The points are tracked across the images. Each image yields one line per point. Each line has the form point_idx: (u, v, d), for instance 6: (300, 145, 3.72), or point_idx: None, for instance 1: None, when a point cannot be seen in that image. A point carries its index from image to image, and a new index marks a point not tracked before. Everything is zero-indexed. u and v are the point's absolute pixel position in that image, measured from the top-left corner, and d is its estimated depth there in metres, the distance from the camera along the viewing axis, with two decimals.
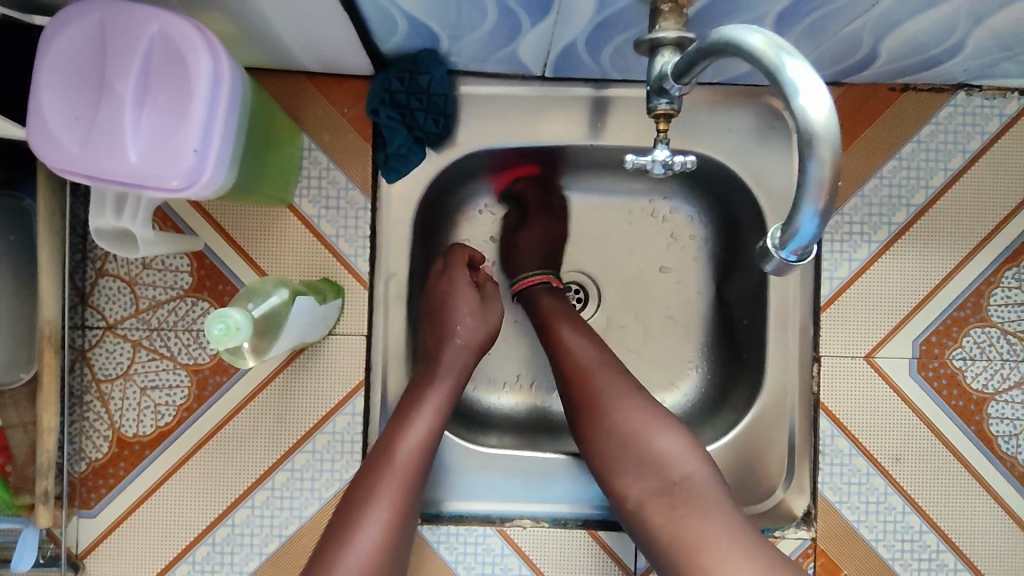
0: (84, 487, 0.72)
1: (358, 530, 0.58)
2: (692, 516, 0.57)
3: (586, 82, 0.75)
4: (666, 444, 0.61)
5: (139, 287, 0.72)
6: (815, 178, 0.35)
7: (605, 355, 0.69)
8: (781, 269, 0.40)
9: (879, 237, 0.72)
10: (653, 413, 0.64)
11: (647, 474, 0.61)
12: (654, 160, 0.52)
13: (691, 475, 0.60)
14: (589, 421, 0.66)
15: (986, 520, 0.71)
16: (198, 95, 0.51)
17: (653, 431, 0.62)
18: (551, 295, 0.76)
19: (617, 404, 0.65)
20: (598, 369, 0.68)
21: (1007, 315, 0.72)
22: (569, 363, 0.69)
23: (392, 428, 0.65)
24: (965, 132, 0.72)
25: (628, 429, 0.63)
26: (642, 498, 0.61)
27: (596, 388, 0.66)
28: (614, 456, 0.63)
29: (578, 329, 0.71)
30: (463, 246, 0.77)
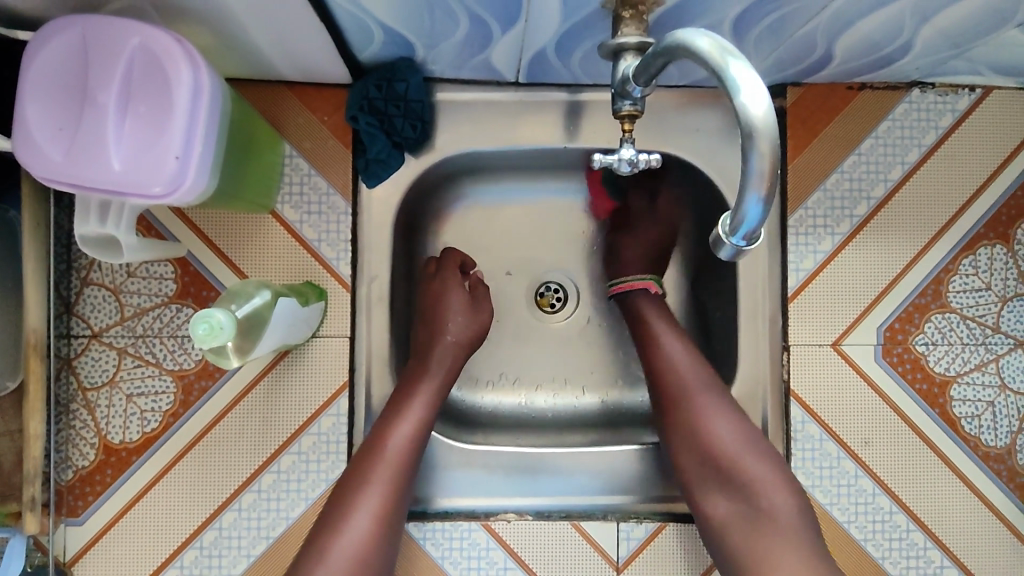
0: (71, 495, 0.73)
1: (349, 517, 0.62)
2: (771, 539, 0.63)
3: (559, 87, 0.78)
4: (756, 471, 0.65)
5: (123, 295, 0.73)
6: (756, 169, 0.37)
7: (709, 375, 0.70)
8: (734, 255, 0.42)
9: (842, 229, 0.75)
10: (748, 438, 0.67)
11: (737, 497, 0.65)
12: (620, 158, 0.54)
13: (775, 498, 0.64)
14: (686, 442, 0.68)
15: (953, 499, 0.74)
16: (179, 104, 0.53)
17: (746, 458, 0.66)
18: (651, 302, 0.77)
19: (717, 429, 0.68)
20: (704, 391, 0.69)
21: (966, 300, 0.75)
22: (676, 383, 0.70)
23: (382, 424, 0.68)
24: (920, 127, 0.76)
25: (725, 455, 0.66)
26: (726, 516, 0.66)
27: (701, 411, 0.68)
28: (704, 475, 0.67)
29: (685, 350, 0.72)
30: (456, 249, 0.81)
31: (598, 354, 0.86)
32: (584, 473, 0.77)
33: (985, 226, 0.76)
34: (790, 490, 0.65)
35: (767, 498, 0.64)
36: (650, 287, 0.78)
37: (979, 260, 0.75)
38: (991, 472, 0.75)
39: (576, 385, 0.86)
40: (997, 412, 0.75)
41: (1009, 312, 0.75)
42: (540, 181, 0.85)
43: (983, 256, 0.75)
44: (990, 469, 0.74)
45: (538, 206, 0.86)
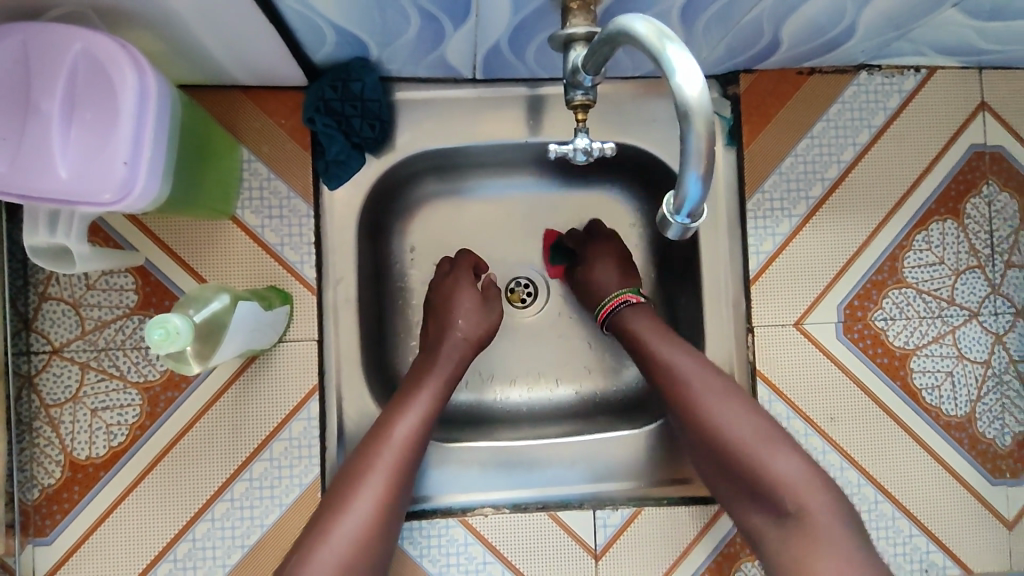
0: (39, 515, 0.71)
1: (353, 498, 0.62)
2: (807, 545, 0.58)
3: (517, 82, 0.78)
4: (786, 472, 0.61)
5: (83, 308, 0.72)
6: (693, 148, 0.38)
7: (720, 381, 0.68)
8: (681, 234, 0.43)
9: (799, 211, 0.77)
10: (773, 438, 0.64)
11: (769, 503, 0.62)
12: (575, 147, 0.55)
13: (807, 497, 0.60)
14: (712, 454, 0.66)
15: (917, 469, 0.76)
16: (126, 109, 0.52)
17: (771, 458, 0.62)
18: (645, 310, 0.75)
19: (735, 429, 0.64)
20: (715, 398, 0.66)
21: (921, 275, 0.77)
22: (685, 394, 0.67)
23: (390, 412, 0.69)
24: (869, 109, 0.78)
25: (745, 459, 0.63)
26: (766, 528, 0.62)
27: (718, 418, 0.65)
28: (736, 486, 0.65)
29: (680, 349, 0.70)
30: (471, 252, 0.83)
31: (569, 347, 0.87)
32: (559, 464, 0.78)
33: (937, 202, 0.78)
34: (826, 490, 0.61)
35: (797, 498, 0.60)
36: (631, 297, 0.76)
37: (931, 235, 0.77)
38: (954, 441, 0.76)
39: (549, 378, 0.86)
40: (956, 382, 0.77)
41: (963, 285, 0.77)
42: (504, 178, 0.86)
43: (935, 231, 0.77)
44: (952, 438, 0.76)
45: (503, 202, 0.87)
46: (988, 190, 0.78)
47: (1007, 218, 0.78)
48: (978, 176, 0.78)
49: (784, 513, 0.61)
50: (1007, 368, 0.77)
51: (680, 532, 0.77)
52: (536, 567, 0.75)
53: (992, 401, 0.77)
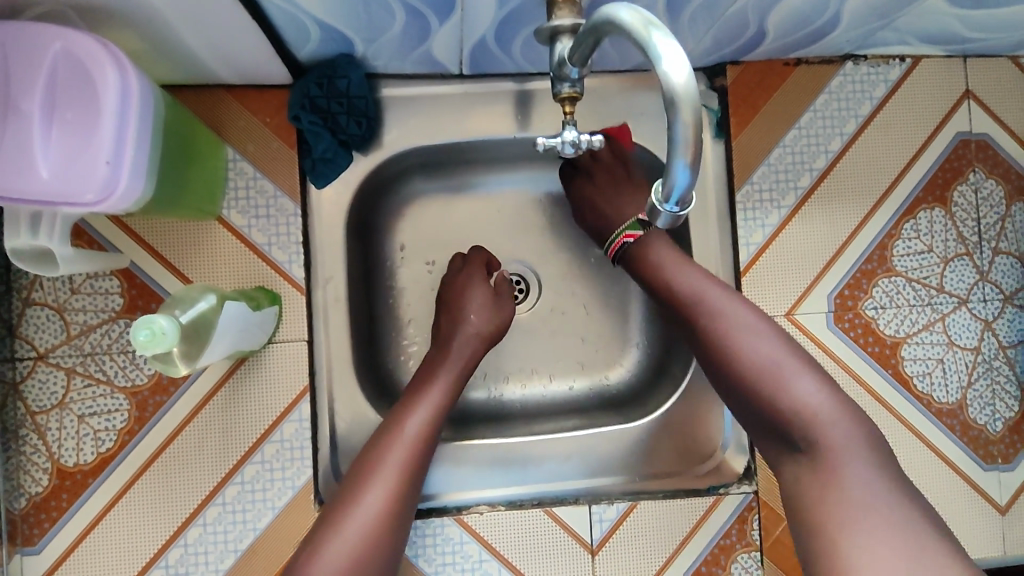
0: (27, 523, 0.70)
1: (364, 493, 0.61)
2: (829, 478, 0.54)
3: (505, 77, 0.78)
4: (807, 403, 0.57)
5: (68, 313, 0.71)
6: (681, 136, 0.38)
7: (744, 308, 0.62)
8: (670, 223, 0.43)
9: (788, 202, 0.77)
10: (792, 362, 0.59)
11: (784, 435, 0.57)
12: (563, 141, 0.55)
13: (829, 427, 0.56)
14: (725, 381, 0.61)
15: (910, 456, 0.76)
16: (107, 108, 0.52)
17: (792, 387, 0.58)
18: (664, 241, 0.70)
19: (754, 354, 0.60)
20: (736, 326, 0.61)
21: (910, 263, 0.77)
22: (705, 322, 0.62)
23: (401, 407, 0.68)
24: (856, 99, 0.78)
25: (762, 388, 0.58)
26: (784, 459, 0.58)
27: (738, 345, 0.60)
28: (749, 416, 0.60)
29: (694, 275, 0.66)
30: (483, 249, 0.83)
31: (562, 342, 0.86)
32: (552, 460, 0.78)
33: (924, 190, 0.78)
34: (849, 422, 0.57)
35: (817, 432, 0.56)
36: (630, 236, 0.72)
37: (920, 223, 0.78)
38: (945, 427, 0.77)
39: (543, 374, 0.86)
40: (946, 369, 0.77)
41: (951, 272, 0.78)
42: (493, 174, 0.86)
43: (924, 219, 0.78)
44: (944, 425, 0.77)
45: (493, 198, 0.86)
46: (974, 178, 0.79)
47: (993, 206, 0.79)
48: (964, 164, 0.79)
49: (799, 447, 0.57)
50: (997, 354, 0.78)
51: (677, 525, 0.76)
52: (533, 563, 0.75)
53: (982, 388, 0.77)
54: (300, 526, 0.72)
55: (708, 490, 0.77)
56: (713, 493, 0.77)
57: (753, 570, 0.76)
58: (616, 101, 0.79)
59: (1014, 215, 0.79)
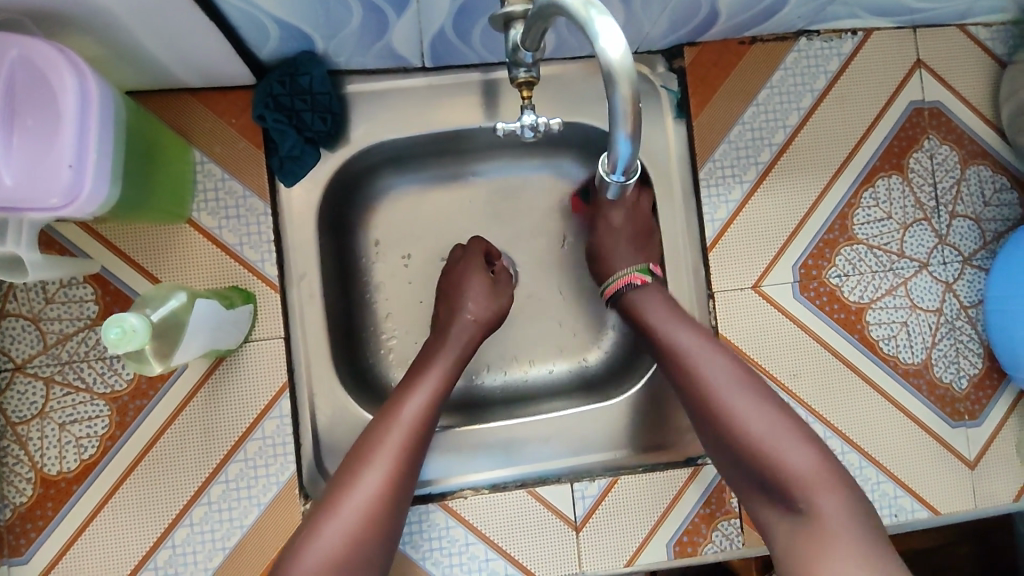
0: (13, 534, 0.71)
1: (362, 474, 0.62)
2: (821, 546, 0.55)
3: (467, 68, 0.79)
4: (800, 466, 0.59)
5: (43, 323, 0.71)
6: (620, 111, 0.40)
7: (734, 366, 0.65)
8: (620, 189, 0.47)
9: (750, 177, 0.79)
10: (784, 429, 0.61)
11: (781, 496, 0.59)
12: (522, 124, 0.56)
13: (819, 497, 0.57)
14: (723, 442, 0.63)
15: (880, 417, 0.79)
16: (66, 113, 0.52)
17: (786, 450, 0.60)
18: (658, 294, 0.72)
19: (749, 422, 0.61)
20: (728, 385, 0.63)
21: (871, 231, 0.79)
22: (698, 384, 0.64)
23: (400, 393, 0.69)
24: (811, 73, 0.80)
25: (755, 449, 0.60)
26: (776, 524, 0.59)
27: (735, 407, 0.62)
28: (745, 478, 0.62)
29: (691, 334, 0.67)
30: (483, 240, 0.84)
31: (539, 328, 0.88)
32: (532, 442, 0.80)
33: (881, 158, 0.80)
34: (839, 487, 0.58)
35: (810, 494, 0.58)
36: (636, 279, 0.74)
37: (878, 192, 0.80)
38: (911, 388, 0.79)
39: (523, 360, 0.87)
40: (911, 331, 0.79)
41: (911, 238, 0.80)
42: (463, 165, 0.87)
43: (882, 187, 0.80)
44: (911, 385, 0.79)
45: (464, 189, 0.88)
46: (929, 145, 0.81)
47: (949, 170, 0.81)
48: (918, 132, 0.81)
49: (796, 510, 0.58)
50: (959, 314, 0.80)
51: (657, 497, 0.77)
52: (519, 543, 0.76)
53: (946, 347, 0.80)
54: (286, 521, 0.73)
55: (687, 461, 0.79)
56: (692, 463, 0.79)
57: (734, 536, 0.77)
58: (578, 89, 0.80)
59: (969, 178, 0.81)
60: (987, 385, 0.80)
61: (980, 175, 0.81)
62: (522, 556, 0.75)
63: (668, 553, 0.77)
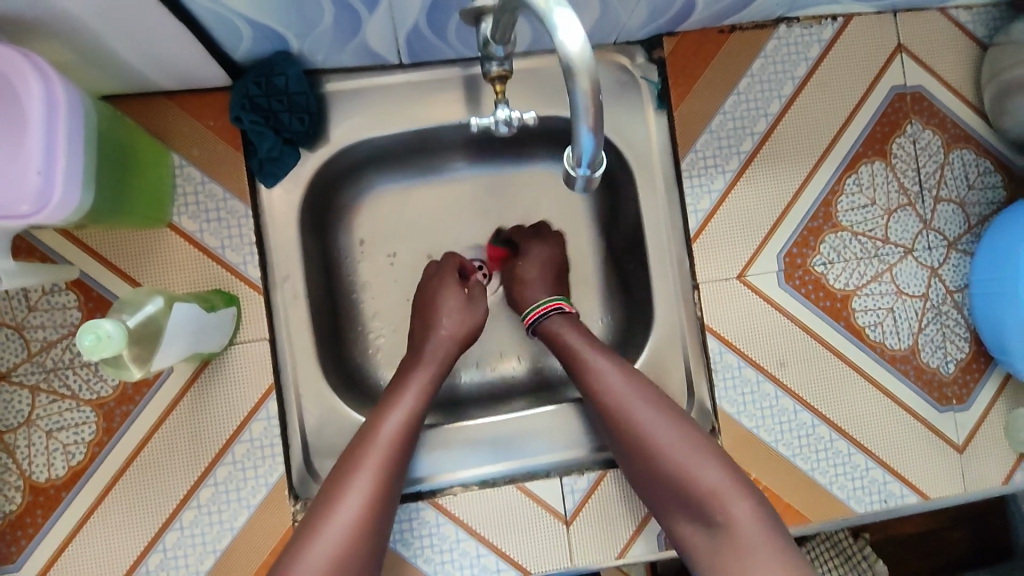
0: (3, 542, 0.71)
1: (341, 500, 0.62)
2: (736, 558, 0.58)
3: (446, 64, 0.79)
4: (709, 479, 0.62)
5: (27, 331, 0.71)
6: (581, 103, 0.40)
7: (648, 393, 0.68)
8: (586, 186, 0.46)
9: (732, 166, 0.79)
10: (697, 447, 0.64)
11: (698, 512, 0.62)
12: (495, 120, 0.56)
13: (733, 506, 0.60)
14: (642, 465, 0.66)
15: (868, 403, 0.79)
16: (33, 119, 0.52)
17: (698, 467, 0.63)
18: (568, 326, 0.75)
19: (664, 445, 0.65)
20: (643, 412, 0.67)
21: (856, 218, 0.79)
22: (616, 412, 0.68)
23: (376, 413, 0.69)
24: (791, 61, 0.80)
25: (667, 467, 0.64)
26: (696, 539, 0.62)
27: (651, 434, 0.65)
28: (665, 496, 0.65)
29: (610, 362, 0.70)
30: (455, 255, 0.84)
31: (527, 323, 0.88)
32: (521, 438, 0.80)
33: (864, 144, 0.80)
34: (749, 496, 0.61)
35: (721, 506, 0.61)
36: (563, 307, 0.77)
37: (861, 177, 0.79)
38: (899, 374, 0.79)
39: (512, 356, 0.88)
40: (897, 317, 0.79)
41: (896, 223, 0.79)
42: (446, 162, 0.87)
43: (865, 173, 0.79)
44: (899, 371, 0.79)
45: (447, 187, 0.88)
46: (911, 130, 0.80)
47: (932, 154, 0.80)
48: (901, 117, 0.80)
49: (714, 523, 0.61)
50: (945, 298, 0.80)
51: None
52: (510, 539, 0.76)
53: (933, 332, 0.79)
54: (276, 522, 0.73)
55: None
56: None
57: None
58: (558, 82, 0.80)
59: (952, 162, 0.81)
60: (974, 368, 0.80)
61: (964, 158, 0.81)
62: (513, 553, 0.75)
63: (659, 544, 0.77)
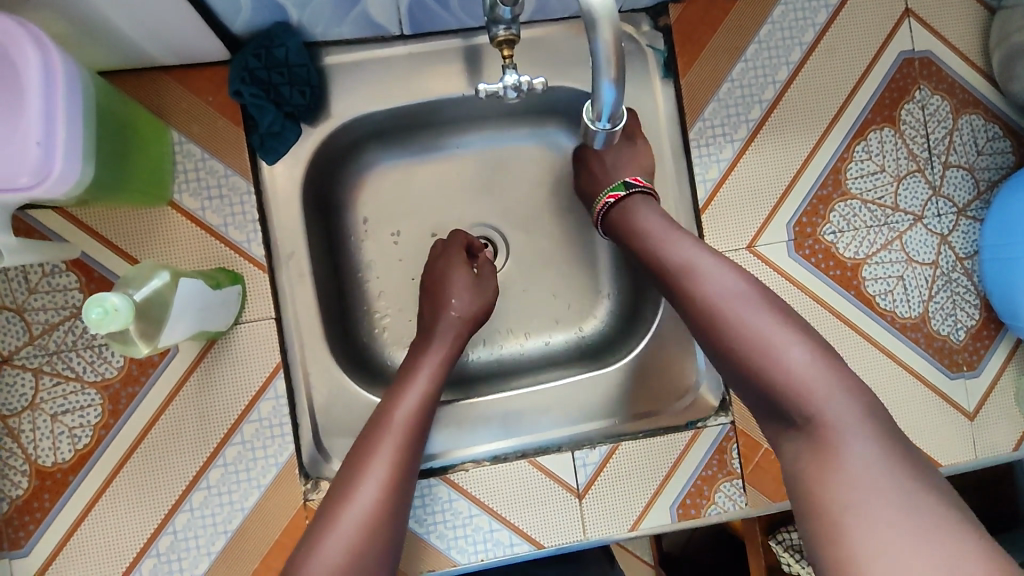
0: (12, 527, 0.70)
1: (358, 487, 0.60)
2: (823, 456, 0.51)
3: (448, 35, 0.77)
4: (793, 367, 0.54)
5: (28, 314, 0.70)
6: (602, 55, 0.44)
7: (725, 269, 0.61)
8: (605, 128, 0.52)
9: (740, 135, 0.78)
10: (783, 328, 0.56)
11: (781, 406, 0.54)
12: (504, 85, 0.55)
13: (821, 400, 0.52)
14: (717, 351, 0.59)
15: (878, 372, 0.78)
16: (30, 88, 0.50)
17: (782, 353, 0.55)
18: (642, 210, 0.71)
19: (741, 323, 0.57)
20: (719, 287, 0.59)
21: (864, 185, 0.78)
22: (684, 287, 0.61)
23: (389, 398, 0.68)
24: (799, 26, 0.78)
25: (747, 349, 0.56)
26: (783, 435, 0.55)
27: (726, 313, 0.58)
28: (746, 390, 0.58)
29: (681, 242, 0.64)
30: (463, 233, 0.83)
31: (535, 299, 0.87)
32: (532, 413, 0.79)
33: (872, 111, 0.79)
34: (843, 389, 0.53)
35: (807, 402, 0.53)
36: (615, 197, 0.74)
37: (871, 145, 0.79)
38: (910, 342, 0.79)
39: (519, 333, 0.87)
40: (907, 285, 0.79)
41: (905, 190, 0.79)
42: (450, 137, 0.85)
43: (874, 140, 0.79)
44: (909, 340, 0.79)
45: (451, 162, 0.86)
46: (920, 95, 0.79)
47: (941, 120, 0.80)
48: (909, 82, 0.79)
49: (794, 418, 0.54)
50: (954, 266, 0.79)
51: (660, 461, 0.77)
52: (523, 513, 0.75)
53: (943, 300, 0.79)
54: (288, 502, 0.73)
55: (686, 425, 0.78)
56: (692, 427, 0.78)
57: (736, 497, 0.77)
58: (563, 52, 0.78)
59: (961, 128, 0.80)
60: (984, 336, 0.80)
61: (973, 124, 0.80)
62: (528, 527, 0.75)
63: (671, 516, 0.77)
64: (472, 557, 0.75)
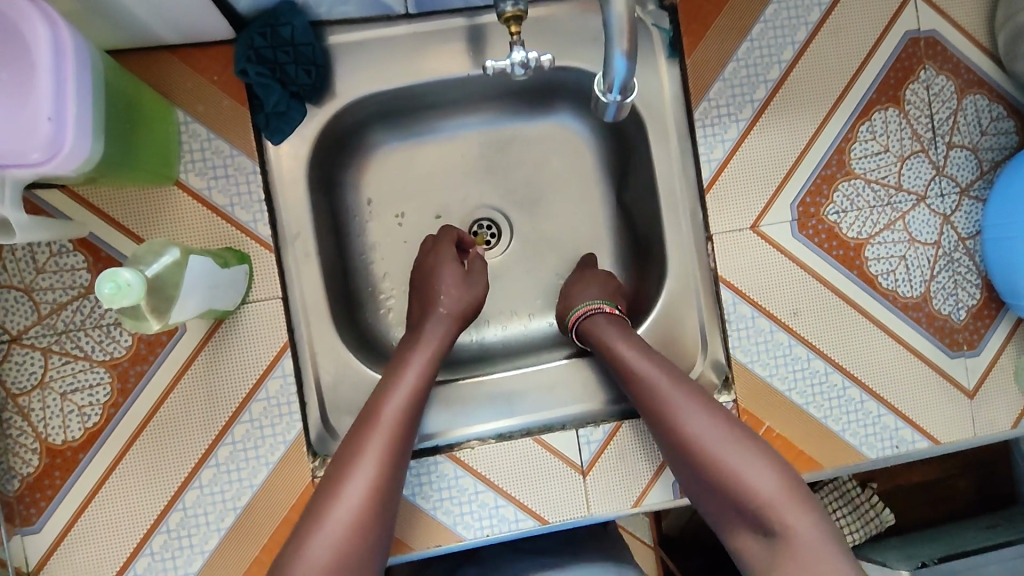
0: (22, 504, 0.71)
1: (346, 483, 0.61)
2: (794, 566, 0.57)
3: (453, 14, 0.77)
4: (760, 484, 0.61)
5: (36, 293, 0.70)
6: (615, 27, 0.45)
7: (691, 390, 0.68)
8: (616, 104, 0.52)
9: (745, 115, 0.78)
10: (745, 448, 0.63)
11: (751, 520, 0.61)
12: (512, 62, 0.55)
13: (788, 516, 0.59)
14: (689, 463, 0.65)
15: (879, 350, 0.79)
16: (39, 62, 0.50)
17: (748, 472, 0.62)
18: (610, 323, 0.75)
19: (709, 443, 0.64)
20: (688, 409, 0.66)
21: (868, 165, 0.79)
22: (653, 403, 0.68)
23: (378, 394, 0.68)
24: (804, 6, 0.78)
25: (717, 466, 0.63)
26: (753, 548, 0.61)
27: (695, 433, 0.65)
28: (716, 501, 0.64)
29: (648, 359, 0.70)
30: (453, 227, 0.83)
31: (539, 281, 0.88)
32: (536, 391, 0.80)
33: (877, 91, 0.79)
34: (805, 505, 0.60)
35: (774, 515, 0.60)
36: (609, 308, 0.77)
37: (875, 125, 0.79)
38: (912, 322, 0.79)
39: (523, 314, 0.88)
40: (909, 265, 0.79)
41: (908, 170, 0.79)
42: (455, 119, 0.85)
43: (878, 120, 0.79)
44: (911, 319, 0.79)
45: (455, 144, 0.86)
46: (925, 75, 0.79)
47: (946, 100, 0.80)
48: (915, 62, 0.79)
49: (765, 531, 0.60)
50: (957, 246, 0.80)
51: None
52: (529, 490, 0.76)
53: (945, 280, 0.80)
54: (296, 479, 0.73)
55: None
56: None
57: None
58: (569, 31, 0.78)
59: (965, 108, 0.80)
60: (985, 315, 0.80)
61: (977, 104, 0.80)
62: (533, 504, 0.76)
63: (674, 493, 0.78)
64: (478, 533, 0.76)
